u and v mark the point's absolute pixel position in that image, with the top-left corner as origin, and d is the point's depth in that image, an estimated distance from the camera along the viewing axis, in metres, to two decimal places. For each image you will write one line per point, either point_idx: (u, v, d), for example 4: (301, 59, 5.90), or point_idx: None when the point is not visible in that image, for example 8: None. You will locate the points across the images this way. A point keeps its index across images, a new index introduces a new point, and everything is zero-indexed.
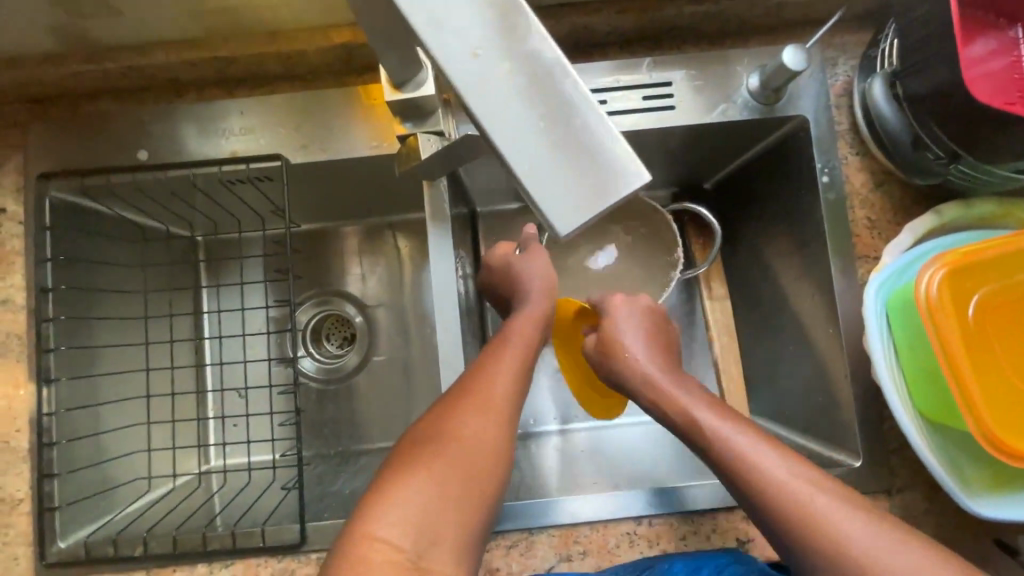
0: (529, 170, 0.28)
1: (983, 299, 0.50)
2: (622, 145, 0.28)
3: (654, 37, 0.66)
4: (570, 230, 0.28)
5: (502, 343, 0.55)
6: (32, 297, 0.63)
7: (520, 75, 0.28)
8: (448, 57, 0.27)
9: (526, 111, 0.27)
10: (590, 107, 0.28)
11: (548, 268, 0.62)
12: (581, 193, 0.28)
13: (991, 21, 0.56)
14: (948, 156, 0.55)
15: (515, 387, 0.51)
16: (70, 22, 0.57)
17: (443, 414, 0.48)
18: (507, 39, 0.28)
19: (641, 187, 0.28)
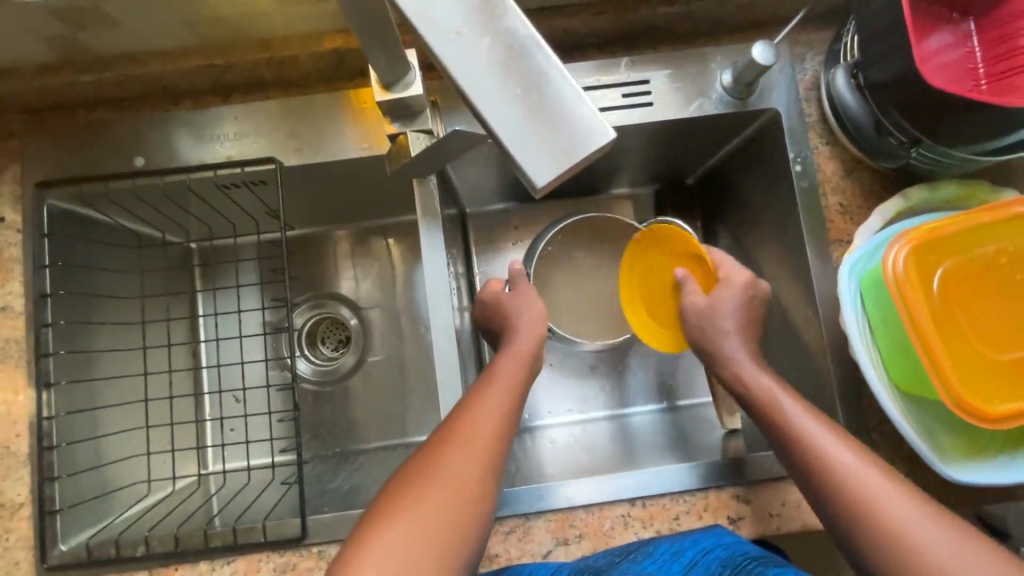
0: (504, 129, 0.28)
1: (946, 272, 0.52)
2: (591, 105, 0.28)
3: (632, 38, 0.69)
4: (545, 184, 0.29)
5: (490, 379, 0.57)
6: (31, 303, 0.63)
7: (494, 43, 0.29)
8: (428, 32, 0.29)
9: (500, 80, 0.28)
10: (560, 70, 0.28)
11: (536, 304, 0.65)
12: (553, 148, 0.28)
13: (945, 16, 0.60)
14: (911, 141, 0.58)
15: (502, 423, 0.53)
16: (67, 34, 0.58)
17: (426, 454, 0.50)
18: (481, 9, 0.29)
19: (604, 146, 0.28)
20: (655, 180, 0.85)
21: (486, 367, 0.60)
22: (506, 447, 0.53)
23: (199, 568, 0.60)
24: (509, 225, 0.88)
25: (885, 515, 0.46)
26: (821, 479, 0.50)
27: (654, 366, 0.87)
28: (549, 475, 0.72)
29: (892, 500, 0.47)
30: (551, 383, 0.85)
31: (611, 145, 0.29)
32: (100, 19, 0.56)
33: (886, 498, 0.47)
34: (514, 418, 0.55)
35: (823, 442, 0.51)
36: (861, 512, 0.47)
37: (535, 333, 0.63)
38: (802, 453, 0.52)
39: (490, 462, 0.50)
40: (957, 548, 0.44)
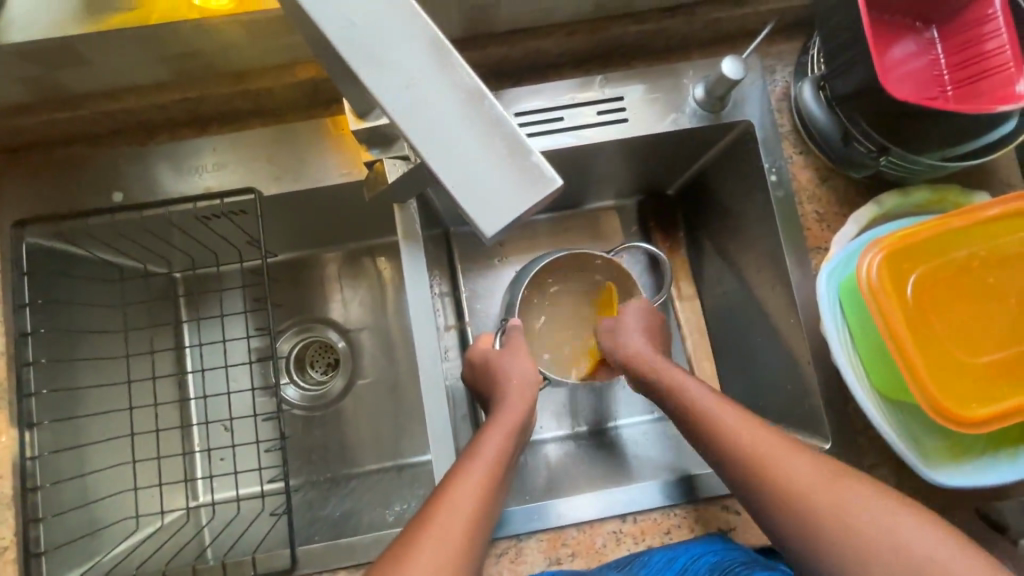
0: (452, 181, 0.29)
1: (920, 278, 0.53)
2: (537, 154, 0.29)
3: (605, 56, 0.70)
4: (495, 233, 0.29)
5: (473, 457, 0.55)
6: (11, 342, 0.63)
7: (442, 95, 0.29)
8: (375, 86, 0.29)
9: (448, 131, 0.29)
10: (505, 120, 0.29)
11: (527, 363, 0.67)
12: (499, 198, 0.29)
13: (908, 25, 0.61)
14: (879, 150, 0.59)
15: (479, 510, 0.50)
16: (40, 74, 0.58)
17: (403, 546, 0.47)
18: (424, 63, 0.29)
19: (550, 192, 0.29)
20: (637, 192, 0.85)
21: (474, 438, 0.58)
22: (483, 535, 0.50)
23: None
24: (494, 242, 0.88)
25: (848, 528, 0.46)
26: (780, 502, 0.50)
27: None
28: (538, 491, 0.72)
29: (855, 511, 0.47)
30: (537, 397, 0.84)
31: (557, 192, 0.29)
32: (74, 59, 0.57)
33: (847, 506, 0.47)
34: (495, 503, 0.52)
35: (776, 461, 0.52)
36: (824, 528, 0.47)
37: (524, 399, 0.63)
38: (757, 477, 0.52)
39: (467, 555, 0.48)
40: (923, 544, 0.44)
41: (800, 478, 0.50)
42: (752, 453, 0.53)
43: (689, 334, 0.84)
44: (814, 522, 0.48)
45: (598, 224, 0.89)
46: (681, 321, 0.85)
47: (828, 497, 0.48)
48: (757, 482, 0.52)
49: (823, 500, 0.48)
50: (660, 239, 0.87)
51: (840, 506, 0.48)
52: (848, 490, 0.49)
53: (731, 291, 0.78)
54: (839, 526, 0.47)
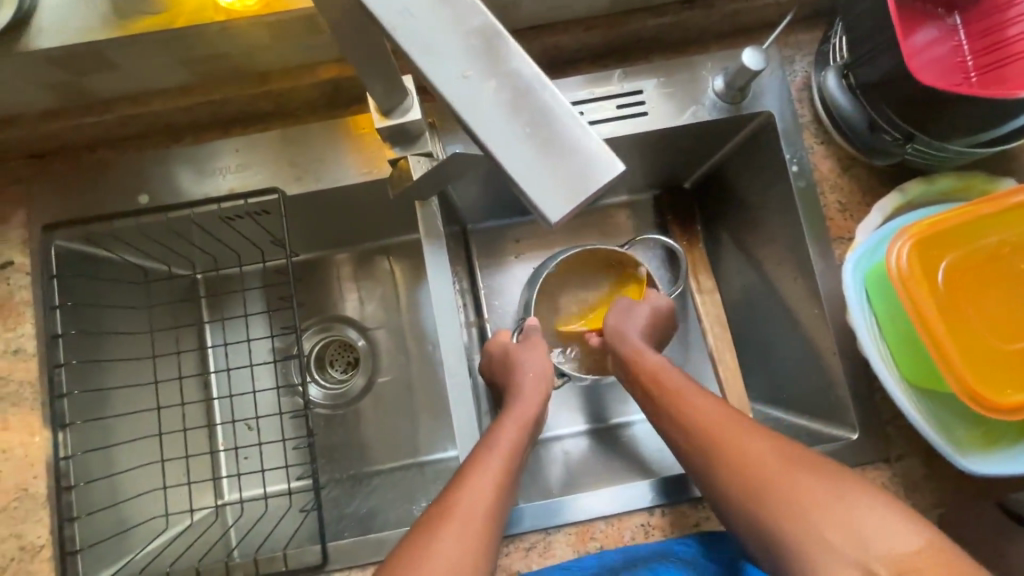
0: (515, 167, 0.29)
1: (950, 265, 0.53)
2: (598, 140, 0.29)
3: (622, 51, 0.70)
4: (560, 219, 0.29)
5: (490, 447, 0.55)
6: (43, 344, 0.64)
7: (500, 85, 0.29)
8: (435, 76, 0.29)
9: (508, 121, 0.29)
10: (565, 107, 0.29)
11: (543, 358, 0.67)
12: (563, 184, 0.28)
13: (930, 12, 0.60)
14: (905, 137, 0.58)
15: (499, 498, 0.51)
16: (69, 80, 0.59)
17: (424, 532, 0.47)
18: (482, 53, 0.29)
19: (614, 177, 0.28)
20: (654, 186, 0.85)
21: (489, 428, 0.58)
22: (501, 523, 0.51)
23: None
24: (510, 239, 0.88)
25: (792, 504, 0.48)
26: (731, 479, 0.51)
27: None
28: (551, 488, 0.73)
29: (799, 487, 0.48)
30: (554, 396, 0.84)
31: (621, 177, 0.29)
32: (103, 64, 0.57)
33: (793, 484, 0.49)
34: (512, 492, 0.53)
35: (734, 439, 0.53)
36: (771, 504, 0.49)
37: (538, 392, 0.63)
38: (715, 455, 0.53)
39: (488, 543, 0.48)
40: (862, 519, 0.46)
41: (753, 455, 0.51)
42: (711, 438, 0.54)
43: (710, 327, 0.83)
44: (761, 497, 0.49)
45: (613, 218, 0.88)
46: (701, 314, 0.84)
47: (778, 474, 0.49)
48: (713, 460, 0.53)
49: (772, 477, 0.49)
50: (677, 233, 0.87)
51: (794, 489, 0.48)
52: (796, 467, 0.50)
53: (751, 283, 0.78)
54: (784, 501, 0.48)
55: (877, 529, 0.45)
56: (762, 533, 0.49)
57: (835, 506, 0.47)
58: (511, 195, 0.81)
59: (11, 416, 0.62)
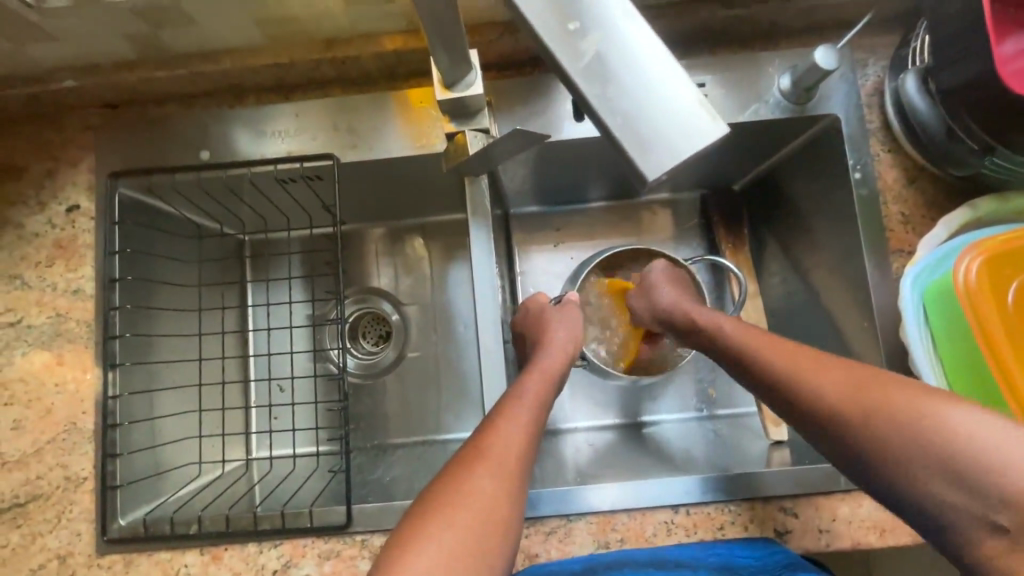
0: (618, 122, 0.29)
1: (1022, 285, 0.52)
2: (703, 102, 0.29)
3: (688, 42, 0.68)
4: (658, 177, 0.29)
5: (518, 397, 0.55)
6: (99, 287, 0.66)
7: (606, 43, 0.29)
8: (545, 26, 0.29)
9: (614, 77, 0.29)
10: (673, 70, 0.29)
11: (575, 318, 0.68)
12: (667, 141, 0.28)
13: (1022, 20, 0.58)
14: (983, 149, 0.55)
15: (528, 445, 0.51)
16: (146, 33, 0.61)
17: (454, 472, 0.48)
18: (593, 10, 0.29)
19: (717, 140, 0.28)
20: (702, 185, 0.84)
21: (513, 380, 0.58)
22: (528, 471, 0.50)
23: (248, 549, 0.62)
24: (550, 227, 0.88)
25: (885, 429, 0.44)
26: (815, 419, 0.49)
27: (695, 375, 0.86)
28: (563, 476, 0.73)
29: (895, 420, 0.44)
30: (578, 388, 0.85)
31: (722, 140, 0.29)
32: (179, 18, 0.59)
33: (885, 414, 0.44)
34: (537, 444, 0.52)
35: (813, 384, 0.50)
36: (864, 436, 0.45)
37: (565, 348, 0.64)
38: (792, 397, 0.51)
39: (516, 489, 0.48)
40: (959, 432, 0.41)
41: (839, 396, 0.47)
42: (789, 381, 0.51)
43: None
44: (853, 431, 0.46)
45: (657, 215, 0.87)
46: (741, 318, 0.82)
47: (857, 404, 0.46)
48: (790, 402, 0.51)
49: (863, 411, 0.46)
50: (722, 233, 0.84)
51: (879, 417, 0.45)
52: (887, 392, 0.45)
53: (798, 291, 0.76)
54: (875, 432, 0.44)
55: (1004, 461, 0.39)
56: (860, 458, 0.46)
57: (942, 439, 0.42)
58: (556, 183, 0.80)
59: (66, 351, 0.65)
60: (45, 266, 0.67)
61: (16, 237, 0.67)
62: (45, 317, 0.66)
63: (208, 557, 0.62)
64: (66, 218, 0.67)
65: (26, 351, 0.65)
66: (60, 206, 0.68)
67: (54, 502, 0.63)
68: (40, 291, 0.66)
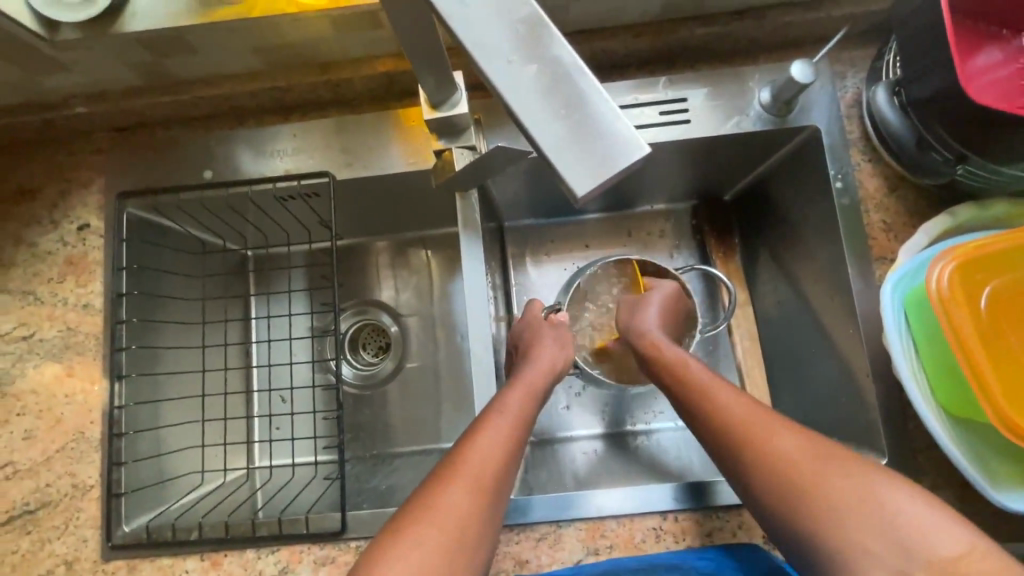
0: (547, 143, 0.30)
1: (994, 291, 0.51)
2: (627, 122, 0.30)
3: (670, 59, 0.70)
4: (586, 192, 0.30)
5: (499, 409, 0.56)
6: (106, 302, 0.69)
7: (540, 70, 0.31)
8: (480, 58, 0.31)
9: (546, 101, 0.31)
10: (600, 92, 0.30)
11: (564, 334, 0.70)
12: (593, 161, 0.30)
13: (994, 32, 0.59)
14: (955, 158, 0.57)
15: (510, 454, 0.53)
16: (153, 61, 0.65)
17: (433, 484, 0.50)
18: (527, 42, 0.31)
19: (640, 159, 0.29)
20: (692, 195, 0.85)
21: (498, 393, 0.60)
22: (508, 485, 0.52)
23: (246, 555, 0.63)
24: (545, 239, 0.90)
25: (816, 482, 0.48)
26: (747, 459, 0.52)
27: None
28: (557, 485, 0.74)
29: (822, 477, 0.48)
30: (565, 399, 0.85)
31: (646, 158, 0.30)
32: (183, 48, 0.63)
33: (824, 481, 0.48)
34: (519, 453, 0.54)
35: (772, 446, 0.51)
36: (794, 488, 0.49)
37: (552, 364, 0.65)
38: (730, 435, 0.53)
39: (493, 503, 0.50)
40: (881, 501, 0.46)
41: (775, 443, 0.51)
42: (728, 417, 0.54)
43: (740, 339, 0.82)
44: (779, 479, 0.50)
45: (649, 226, 0.89)
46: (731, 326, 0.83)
47: (792, 456, 0.50)
48: (723, 439, 0.54)
49: (805, 475, 0.49)
50: (714, 244, 0.86)
51: (810, 471, 0.49)
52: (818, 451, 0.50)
53: (788, 299, 0.77)
54: (804, 483, 0.48)
55: (909, 526, 0.45)
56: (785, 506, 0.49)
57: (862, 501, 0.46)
58: (549, 195, 0.82)
59: (76, 363, 0.68)
60: (57, 282, 0.70)
61: (30, 255, 0.70)
62: (57, 330, 0.69)
63: (208, 563, 0.63)
64: (77, 236, 0.71)
65: (37, 364, 0.68)
66: (72, 224, 0.71)
67: (61, 509, 0.65)
68: (52, 305, 0.69)
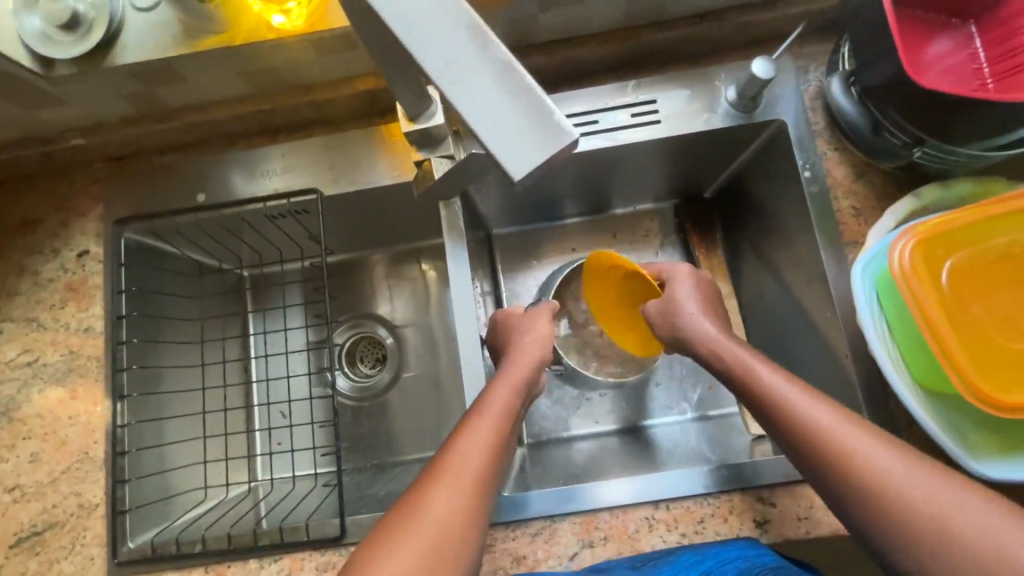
0: (484, 132, 0.32)
1: (955, 266, 0.53)
2: (556, 110, 0.32)
3: (639, 64, 0.73)
4: (521, 176, 0.32)
5: (482, 411, 0.58)
6: (107, 325, 0.72)
7: (475, 66, 0.32)
8: (420, 55, 0.33)
9: (482, 93, 0.32)
10: (532, 84, 0.32)
11: (546, 327, 0.71)
12: (525, 145, 0.32)
13: (944, 22, 0.62)
14: (913, 142, 0.60)
15: (494, 443, 0.55)
16: (144, 92, 0.68)
17: (418, 487, 0.51)
18: (460, 40, 0.33)
19: (569, 143, 0.31)
20: (673, 194, 0.88)
21: (481, 393, 0.61)
22: (496, 476, 0.54)
23: (249, 565, 0.65)
24: (533, 244, 0.92)
25: (884, 484, 0.46)
26: (809, 453, 0.50)
27: (682, 381, 0.87)
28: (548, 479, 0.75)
29: (891, 479, 0.46)
30: (551, 401, 0.86)
31: (574, 144, 0.32)
32: (172, 77, 0.66)
33: (893, 477, 0.46)
34: (503, 453, 0.55)
35: (835, 440, 0.49)
36: (862, 487, 0.47)
37: (532, 355, 0.67)
38: (795, 428, 0.52)
39: (476, 504, 0.51)
40: (960, 511, 0.43)
41: (838, 438, 0.49)
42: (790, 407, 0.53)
43: None
44: (847, 477, 0.48)
45: (632, 226, 0.91)
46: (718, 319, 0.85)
47: (861, 453, 0.48)
48: (785, 431, 0.52)
49: (871, 476, 0.46)
50: (696, 240, 0.89)
51: (880, 471, 0.46)
52: (886, 449, 0.47)
53: (770, 289, 0.79)
54: (872, 484, 0.46)
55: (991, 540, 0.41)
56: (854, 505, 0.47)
57: (942, 509, 0.43)
58: (534, 201, 0.85)
59: (78, 386, 0.70)
60: (59, 307, 0.72)
61: (33, 283, 0.73)
62: (59, 354, 0.71)
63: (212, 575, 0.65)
64: (77, 262, 0.73)
65: (42, 388, 0.70)
66: (71, 252, 0.74)
67: (69, 528, 0.67)
68: (54, 331, 0.72)
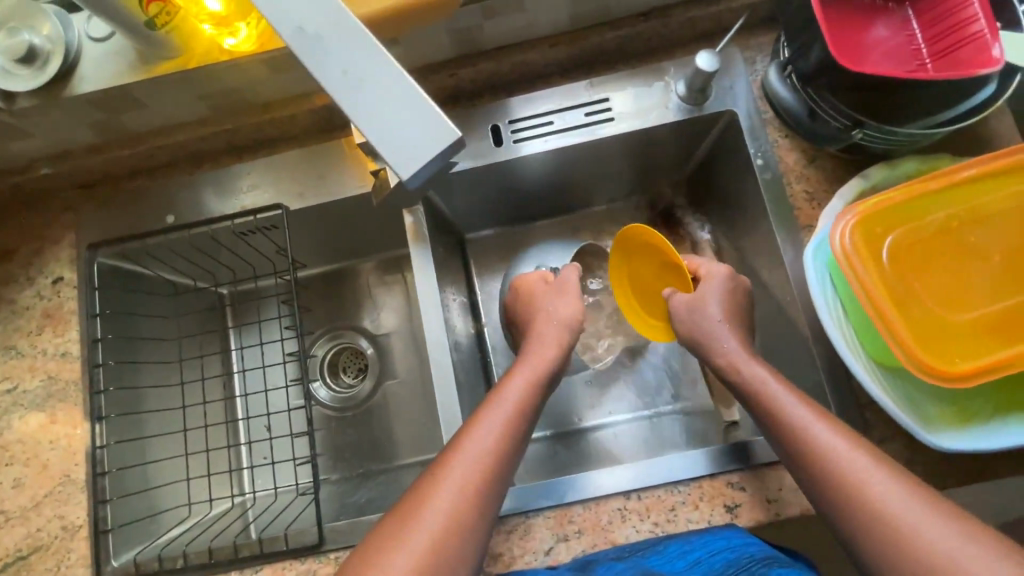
0: (376, 137, 0.34)
1: (895, 242, 0.54)
2: (440, 111, 0.33)
3: (591, 64, 0.75)
4: (412, 176, 0.33)
5: (497, 405, 0.60)
6: (84, 348, 0.73)
7: (364, 75, 0.34)
8: (311, 64, 0.34)
9: (370, 99, 0.34)
10: (417, 89, 0.34)
11: (575, 303, 0.73)
12: (411, 147, 0.33)
13: (880, 7, 0.63)
14: (852, 124, 0.60)
15: (508, 437, 0.57)
16: (107, 119, 0.70)
17: (432, 476, 0.54)
18: (348, 50, 0.34)
19: (452, 142, 0.33)
20: (639, 190, 0.89)
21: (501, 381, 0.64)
22: (506, 474, 0.56)
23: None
24: (506, 246, 0.93)
25: (863, 486, 0.49)
26: (798, 454, 0.54)
27: (655, 370, 0.87)
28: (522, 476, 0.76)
29: (869, 484, 0.49)
30: None
31: (460, 142, 0.34)
32: (132, 104, 0.67)
33: (869, 482, 0.49)
34: (516, 453, 0.57)
35: (821, 445, 0.53)
36: (843, 488, 0.50)
37: (559, 343, 0.69)
38: (787, 431, 0.55)
39: (484, 498, 0.53)
40: (927, 521, 0.46)
41: (824, 443, 0.53)
42: (784, 412, 0.57)
43: None
44: (829, 478, 0.51)
45: (602, 223, 0.92)
46: None
47: (844, 458, 0.51)
48: (779, 435, 0.56)
49: (851, 481, 0.50)
50: (665, 234, 0.90)
51: (861, 475, 0.50)
52: (870, 458, 0.51)
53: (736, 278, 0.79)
54: (851, 486, 0.50)
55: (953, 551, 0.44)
56: (835, 506, 0.51)
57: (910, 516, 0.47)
58: (501, 205, 0.86)
59: (58, 410, 0.72)
60: (35, 334, 0.74)
61: (10, 311, 0.74)
62: (38, 380, 0.72)
63: None
64: (53, 289, 0.75)
65: (23, 414, 0.72)
66: (46, 279, 0.75)
67: (53, 551, 0.68)
68: (32, 357, 0.73)
